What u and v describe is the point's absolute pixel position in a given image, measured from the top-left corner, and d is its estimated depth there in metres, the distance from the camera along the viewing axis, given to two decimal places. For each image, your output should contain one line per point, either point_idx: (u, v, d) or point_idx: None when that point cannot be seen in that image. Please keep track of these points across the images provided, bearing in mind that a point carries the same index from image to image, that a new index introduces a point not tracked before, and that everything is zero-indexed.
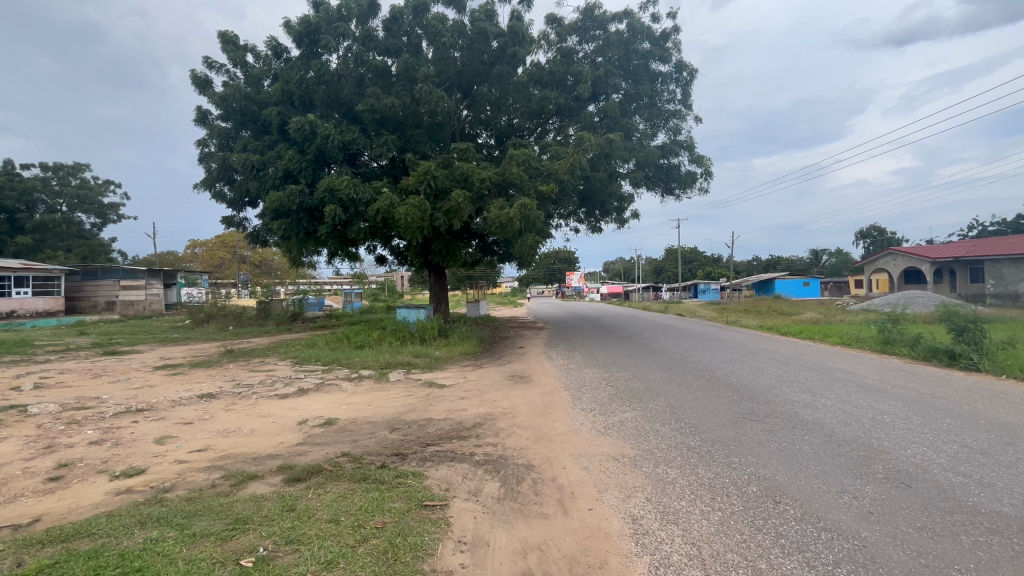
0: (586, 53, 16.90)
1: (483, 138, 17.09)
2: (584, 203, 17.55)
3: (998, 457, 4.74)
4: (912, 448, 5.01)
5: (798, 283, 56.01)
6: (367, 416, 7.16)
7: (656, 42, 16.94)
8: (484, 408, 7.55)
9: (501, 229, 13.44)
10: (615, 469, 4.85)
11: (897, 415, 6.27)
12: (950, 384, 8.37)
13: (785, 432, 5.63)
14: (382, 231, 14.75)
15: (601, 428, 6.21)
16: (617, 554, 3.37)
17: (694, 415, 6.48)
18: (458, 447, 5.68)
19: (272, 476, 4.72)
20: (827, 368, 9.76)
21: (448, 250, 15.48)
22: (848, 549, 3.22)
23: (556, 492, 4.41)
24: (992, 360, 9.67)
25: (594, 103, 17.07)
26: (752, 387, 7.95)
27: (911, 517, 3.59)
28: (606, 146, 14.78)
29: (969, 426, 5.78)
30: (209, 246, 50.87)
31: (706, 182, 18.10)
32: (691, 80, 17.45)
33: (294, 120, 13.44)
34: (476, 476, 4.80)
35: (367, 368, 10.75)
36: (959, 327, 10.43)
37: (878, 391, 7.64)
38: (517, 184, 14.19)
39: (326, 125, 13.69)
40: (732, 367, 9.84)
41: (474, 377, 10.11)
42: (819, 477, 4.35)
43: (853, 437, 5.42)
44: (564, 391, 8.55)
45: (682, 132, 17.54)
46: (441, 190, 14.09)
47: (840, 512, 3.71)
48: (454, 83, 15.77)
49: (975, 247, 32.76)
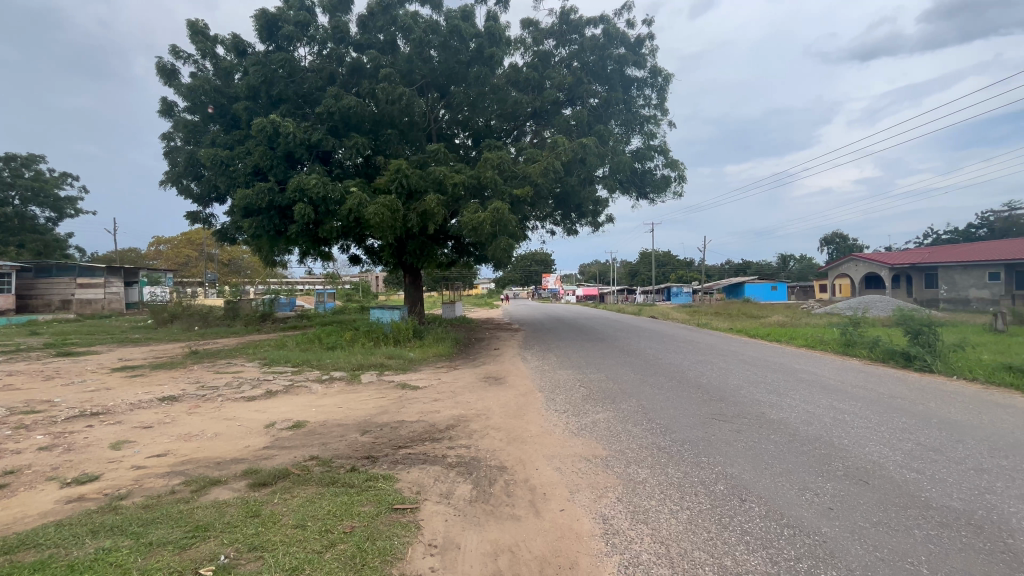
0: (562, 57, 17.06)
1: (460, 138, 17.11)
2: (560, 206, 17.66)
3: (948, 453, 4.98)
4: (870, 445, 5.22)
5: (765, 288, 57.90)
6: (338, 418, 7.04)
7: (631, 48, 17.18)
8: (457, 410, 7.52)
9: (474, 233, 13.44)
10: (587, 469, 4.89)
11: (856, 414, 6.52)
12: (905, 384, 8.76)
13: (751, 431, 5.78)
14: (354, 230, 14.55)
15: (574, 429, 6.26)
16: (588, 554, 3.38)
17: (665, 415, 6.60)
18: (430, 449, 5.64)
19: (237, 480, 4.58)
20: (793, 369, 10.06)
21: (422, 253, 15.58)
22: (809, 545, 3.32)
23: (528, 493, 4.41)
24: (945, 361, 10.15)
25: (570, 106, 17.23)
26: (721, 388, 8.14)
27: (868, 512, 3.73)
28: (579, 150, 14.94)
29: (923, 425, 6.04)
30: (174, 243, 49.09)
31: (680, 187, 18.38)
32: (666, 86, 17.71)
33: (257, 120, 13.11)
34: (448, 478, 4.78)
35: (338, 369, 10.59)
36: (914, 330, 10.95)
37: (840, 392, 7.92)
38: (492, 187, 14.13)
39: (289, 124, 13.28)
40: (703, 369, 10.03)
41: (448, 378, 10.09)
42: (783, 474, 4.48)
43: (815, 436, 5.59)
44: (538, 391, 8.62)
45: (656, 138, 17.80)
46: (415, 189, 14.02)
47: (802, 508, 3.83)
48: (430, 83, 15.68)
49: (931, 253, 34.39)
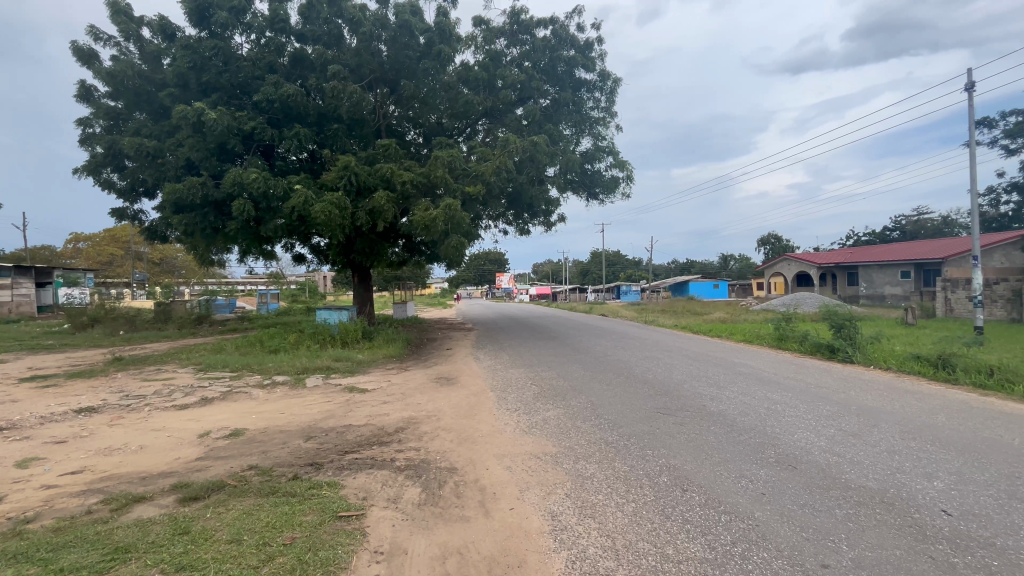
0: (513, 57, 17.14)
1: (411, 135, 16.84)
2: (512, 205, 17.73)
3: (865, 437, 5.42)
4: (799, 433, 5.59)
5: (708, 287, 60.99)
6: (280, 424, 6.72)
7: (581, 51, 17.50)
8: (407, 412, 7.36)
9: (425, 230, 13.22)
10: (536, 467, 4.93)
11: (787, 404, 6.97)
12: (831, 374, 9.47)
13: (693, 423, 6.05)
14: (299, 228, 13.95)
15: (525, 427, 6.30)
16: (536, 552, 3.40)
17: (613, 411, 6.77)
18: (378, 453, 5.49)
19: (165, 496, 4.26)
20: (731, 363, 10.61)
21: (372, 251, 15.16)
22: (743, 529, 3.50)
23: (478, 494, 4.39)
24: (863, 352, 11.04)
25: (522, 106, 17.34)
26: (666, 383, 8.46)
27: (796, 495, 3.98)
28: (531, 149, 15.04)
29: (845, 412, 6.54)
30: (96, 241, 45.13)
31: (627, 188, 18.91)
32: (614, 89, 18.17)
33: (178, 107, 12.24)
34: (396, 482, 4.67)
35: (281, 373, 10.11)
36: (837, 324, 11.84)
37: (774, 384, 8.44)
38: (444, 185, 13.96)
39: (218, 113, 12.44)
40: (649, 364, 10.38)
41: (398, 380, 9.88)
42: (721, 464, 4.71)
43: (751, 426, 5.92)
44: (490, 390, 8.62)
45: (605, 139, 18.21)
46: (363, 186, 13.63)
47: (737, 495, 4.03)
48: (379, 78, 15.31)
49: (853, 254, 37.38)
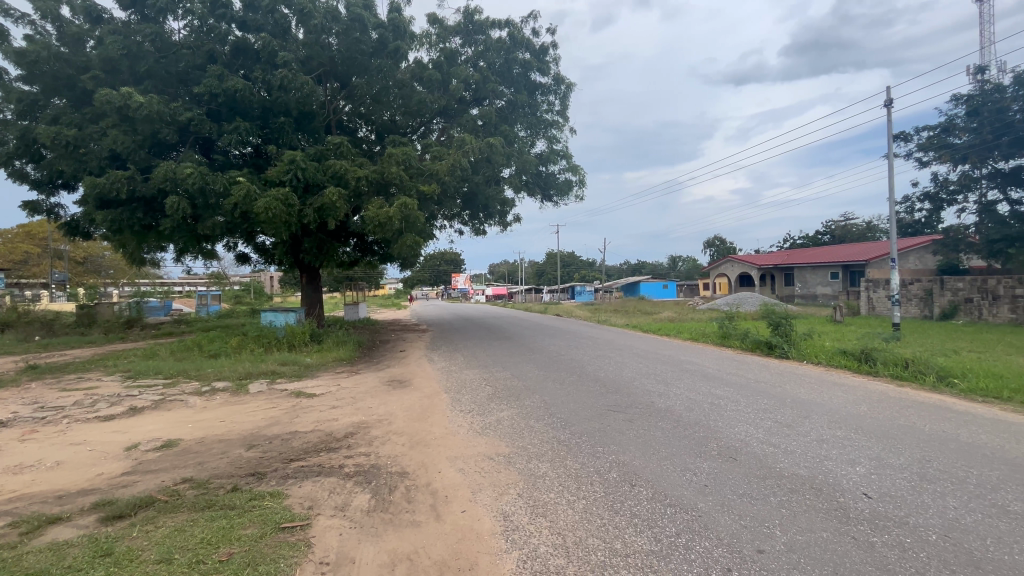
0: (468, 56, 17.06)
1: (363, 132, 16.41)
2: (467, 205, 17.62)
3: (798, 428, 5.78)
4: (739, 426, 5.88)
5: (658, 287, 63.14)
6: (219, 433, 6.36)
7: (536, 54, 17.65)
8: (357, 417, 7.14)
9: (378, 229, 12.90)
10: (489, 468, 4.92)
11: (729, 398, 7.33)
12: (769, 370, 10.04)
13: (641, 420, 6.23)
14: (242, 226, 13.26)
15: (478, 428, 6.28)
16: (488, 553, 3.39)
17: (565, 409, 6.88)
18: (326, 460, 5.29)
19: (84, 515, 3.92)
20: (679, 360, 11.02)
21: (321, 251, 14.64)
22: (687, 520, 3.64)
23: (429, 497, 4.32)
24: (797, 348, 11.78)
25: (477, 106, 17.26)
26: (617, 381, 8.68)
27: (736, 485, 4.19)
28: (486, 150, 15.01)
29: (781, 405, 6.95)
30: (7, 237, 40.94)
31: (581, 191, 19.24)
32: (568, 93, 18.44)
33: (104, 93, 11.30)
34: (344, 489, 4.51)
35: (222, 379, 9.56)
36: (775, 322, 12.58)
37: (717, 379, 8.85)
38: (397, 183, 13.67)
39: (151, 101, 11.61)
40: (601, 363, 10.59)
41: (349, 383, 9.58)
42: (668, 458, 4.88)
43: (696, 421, 6.16)
44: (444, 392, 8.53)
45: (559, 142, 18.43)
46: (312, 183, 13.13)
47: (682, 488, 4.19)
48: (328, 72, 14.82)
49: (789, 255, 39.84)
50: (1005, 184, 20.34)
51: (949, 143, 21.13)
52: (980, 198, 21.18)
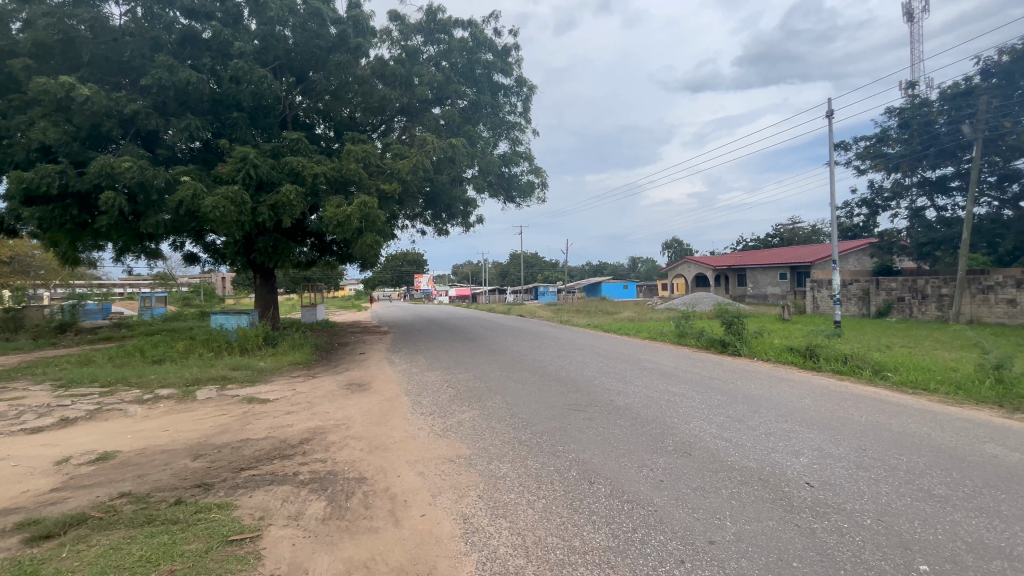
0: (430, 55, 16.88)
1: (321, 128, 15.95)
2: (430, 205, 17.43)
3: (748, 422, 6.04)
4: (694, 422, 6.08)
5: (619, 288, 64.53)
6: (162, 443, 6.00)
7: (498, 56, 17.65)
8: (313, 422, 6.92)
9: (336, 229, 12.55)
10: (450, 470, 4.87)
11: (684, 395, 7.57)
12: (722, 367, 10.45)
13: (601, 418, 6.34)
14: (189, 225, 12.60)
15: (439, 431, 6.21)
16: (447, 557, 3.36)
17: (527, 409, 6.92)
18: (279, 468, 5.09)
19: (5, 537, 3.61)
20: (638, 359, 11.29)
21: (276, 251, 14.10)
22: (643, 515, 3.73)
23: (388, 503, 4.24)
24: (748, 346, 12.32)
25: (439, 105, 17.08)
26: (578, 380, 8.81)
27: (690, 480, 4.32)
28: (448, 150, 14.89)
29: (733, 400, 7.24)
30: None
31: (543, 193, 19.40)
32: (530, 95, 18.55)
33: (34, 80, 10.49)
34: (298, 497, 4.36)
35: (166, 386, 9.03)
36: (728, 321, 13.10)
37: (674, 377, 9.13)
38: (357, 181, 13.36)
39: (88, 90, 10.87)
40: (562, 363, 10.70)
41: (305, 388, 9.26)
42: (626, 455, 4.98)
43: (653, 417, 6.33)
44: (405, 395, 8.40)
45: (522, 143, 18.51)
46: (265, 180, 12.63)
47: (639, 483, 4.28)
48: (284, 65, 14.32)
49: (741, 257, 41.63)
50: (932, 192, 22.01)
51: (884, 153, 22.65)
52: (910, 204, 22.82)
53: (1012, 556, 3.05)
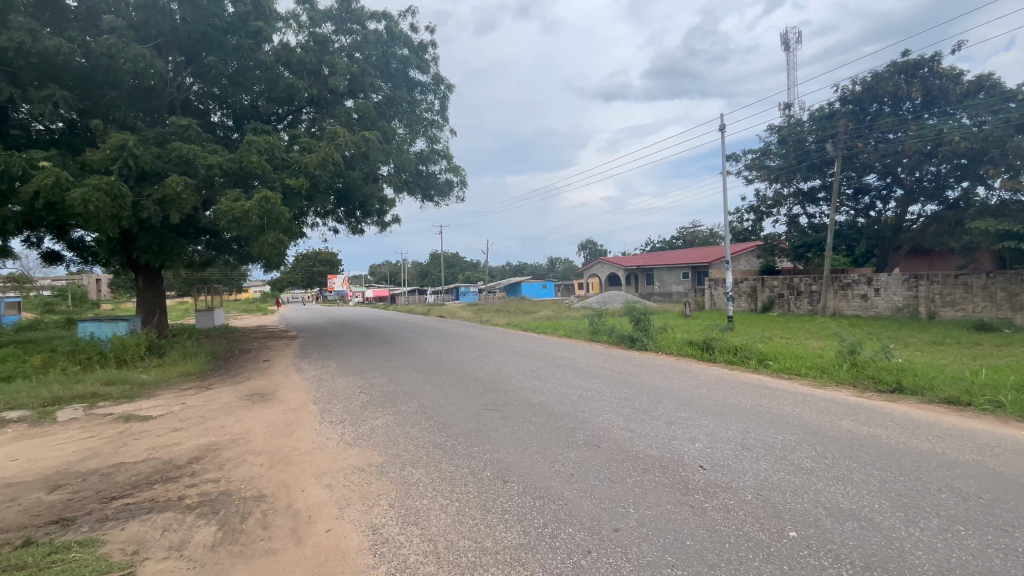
0: (342, 45, 16.09)
1: (217, 115, 14.61)
2: (342, 202, 16.60)
3: (652, 413, 6.45)
4: (603, 415, 6.36)
5: (538, 288, 66.06)
6: (9, 475, 5.10)
7: (414, 51, 17.22)
8: (205, 439, 6.28)
9: (234, 225, 11.50)
10: (360, 480, 4.66)
11: (595, 389, 7.93)
12: (631, 361, 11.08)
13: (516, 416, 6.43)
14: (49, 218, 10.89)
15: (350, 439, 5.92)
16: (353, 572, 3.20)
17: (443, 412, 6.83)
18: (161, 493, 4.54)
19: None
20: (553, 356, 11.63)
21: (161, 250, 12.62)
22: (554, 509, 3.82)
23: (289, 520, 3.95)
24: (654, 341, 13.20)
25: (352, 98, 16.24)
26: (495, 379, 8.88)
27: (598, 471, 4.52)
28: (362, 145, 14.27)
29: (639, 392, 7.69)
30: None
31: (461, 193, 19.31)
32: (448, 94, 18.36)
33: None
34: (183, 524, 3.92)
35: (17, 408, 7.71)
36: (636, 317, 13.94)
37: (586, 372, 9.52)
38: (258, 175, 12.35)
39: None
40: (480, 363, 10.72)
41: (197, 401, 8.39)
42: (539, 451, 5.10)
43: (565, 413, 6.55)
44: (314, 403, 7.92)
45: (439, 142, 18.24)
46: (148, 170, 11.26)
47: (550, 479, 4.40)
48: (171, 43, 12.94)
49: (649, 258, 44.58)
50: (804, 202, 25.13)
51: (767, 165, 25.36)
52: (787, 211, 25.84)
53: (861, 516, 3.54)
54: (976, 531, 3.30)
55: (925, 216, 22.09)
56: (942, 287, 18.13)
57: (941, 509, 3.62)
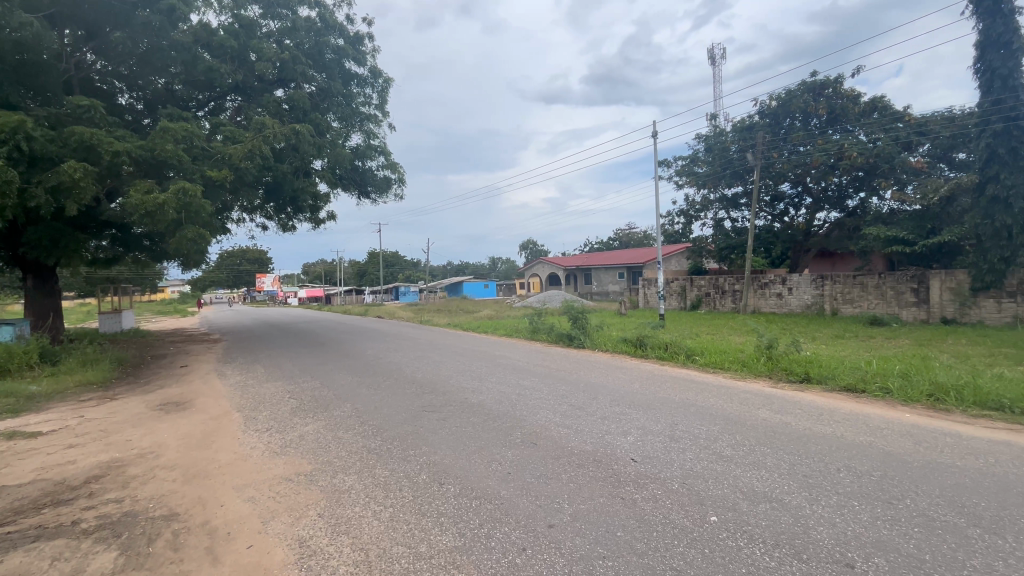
0: (270, 31, 15.17)
1: (125, 98, 13.40)
2: (271, 196, 15.67)
3: (587, 409, 6.62)
4: (541, 413, 6.44)
5: (480, 288, 65.93)
6: None
7: (351, 42, 16.54)
8: (108, 455, 5.67)
9: (146, 218, 10.50)
10: (286, 491, 4.40)
11: (534, 388, 8.01)
12: (569, 359, 11.33)
13: (454, 417, 6.36)
14: None
15: (276, 448, 5.59)
16: None
17: (378, 415, 6.62)
18: (51, 519, 4.04)
19: None
20: (493, 356, 11.65)
21: (57, 245, 11.28)
22: (490, 510, 3.82)
23: (205, 539, 3.65)
24: (590, 339, 13.58)
25: (282, 87, 15.35)
26: (433, 380, 8.74)
27: (534, 469, 4.56)
28: (292, 137, 13.54)
29: (576, 389, 7.87)
30: None
31: (400, 190, 18.82)
32: (386, 88, 17.83)
33: None
34: (77, 551, 3.51)
35: None
36: (574, 316, 14.28)
37: (526, 371, 9.61)
38: (174, 165, 11.37)
39: None
40: (418, 364, 10.52)
41: (99, 413, 7.56)
42: (476, 452, 5.07)
43: (504, 412, 6.56)
44: (237, 410, 7.40)
45: (377, 137, 17.67)
46: (41, 155, 10.03)
47: (487, 479, 4.39)
48: (68, 15, 11.63)
49: (588, 258, 45.89)
50: (727, 207, 26.92)
51: (694, 171, 26.92)
52: (713, 216, 27.57)
53: (773, 498, 3.83)
54: (867, 505, 3.67)
55: (830, 222, 24.41)
56: (843, 286, 20.08)
57: (839, 487, 4.00)
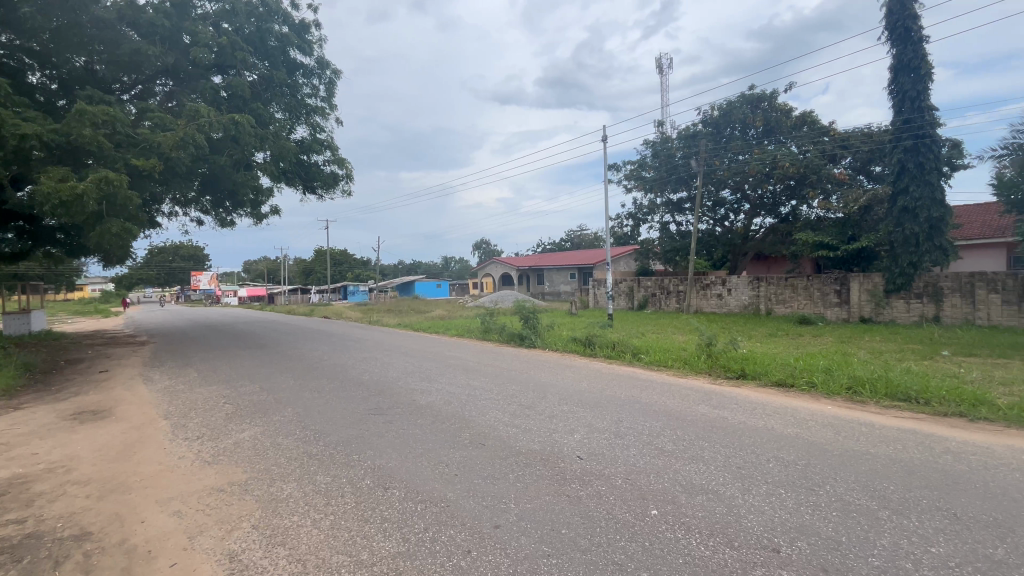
0: (206, 12, 14.24)
1: (36, 77, 12.18)
2: (207, 189, 14.74)
3: (537, 408, 6.67)
4: (490, 413, 6.43)
5: (432, 287, 65.00)
6: None
7: (296, 31, 15.82)
8: (8, 471, 5.09)
9: (60, 208, 9.57)
10: (217, 502, 4.13)
11: (484, 388, 7.98)
12: (520, 358, 11.38)
13: (402, 419, 6.21)
14: None
15: (208, 456, 5.24)
16: None
17: (322, 419, 6.36)
18: None
19: None
20: (444, 356, 11.51)
21: None
22: (436, 513, 3.75)
23: (122, 559, 3.36)
24: (541, 338, 13.72)
25: (220, 74, 14.45)
26: (381, 382, 8.52)
27: (482, 470, 4.54)
28: (230, 127, 12.78)
29: (526, 389, 7.91)
30: None
31: (348, 186, 18.21)
32: (334, 81, 17.21)
33: None
34: None
35: None
36: (525, 316, 14.38)
37: (476, 371, 9.57)
38: (95, 151, 10.45)
39: None
40: (366, 365, 10.23)
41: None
42: (424, 454, 4.98)
43: (452, 413, 6.49)
44: (164, 418, 6.88)
45: (323, 131, 17.02)
46: None
47: (434, 481, 4.31)
48: None
49: (540, 258, 46.38)
50: (673, 211, 28.04)
51: (642, 176, 27.86)
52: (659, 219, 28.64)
53: (709, 489, 4.01)
54: (793, 492, 3.92)
55: (765, 227, 25.98)
56: (776, 287, 21.42)
57: (769, 477, 4.25)
